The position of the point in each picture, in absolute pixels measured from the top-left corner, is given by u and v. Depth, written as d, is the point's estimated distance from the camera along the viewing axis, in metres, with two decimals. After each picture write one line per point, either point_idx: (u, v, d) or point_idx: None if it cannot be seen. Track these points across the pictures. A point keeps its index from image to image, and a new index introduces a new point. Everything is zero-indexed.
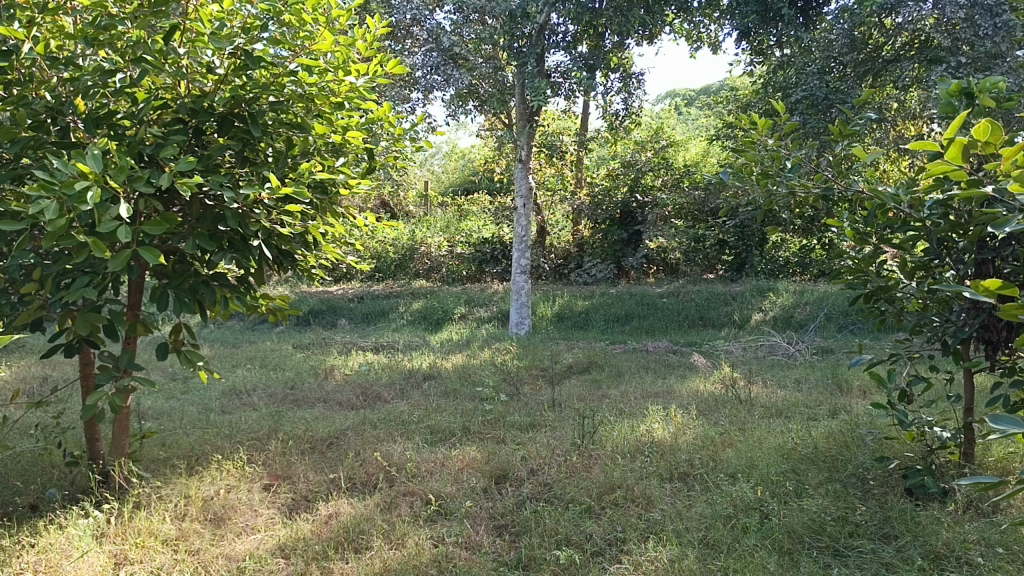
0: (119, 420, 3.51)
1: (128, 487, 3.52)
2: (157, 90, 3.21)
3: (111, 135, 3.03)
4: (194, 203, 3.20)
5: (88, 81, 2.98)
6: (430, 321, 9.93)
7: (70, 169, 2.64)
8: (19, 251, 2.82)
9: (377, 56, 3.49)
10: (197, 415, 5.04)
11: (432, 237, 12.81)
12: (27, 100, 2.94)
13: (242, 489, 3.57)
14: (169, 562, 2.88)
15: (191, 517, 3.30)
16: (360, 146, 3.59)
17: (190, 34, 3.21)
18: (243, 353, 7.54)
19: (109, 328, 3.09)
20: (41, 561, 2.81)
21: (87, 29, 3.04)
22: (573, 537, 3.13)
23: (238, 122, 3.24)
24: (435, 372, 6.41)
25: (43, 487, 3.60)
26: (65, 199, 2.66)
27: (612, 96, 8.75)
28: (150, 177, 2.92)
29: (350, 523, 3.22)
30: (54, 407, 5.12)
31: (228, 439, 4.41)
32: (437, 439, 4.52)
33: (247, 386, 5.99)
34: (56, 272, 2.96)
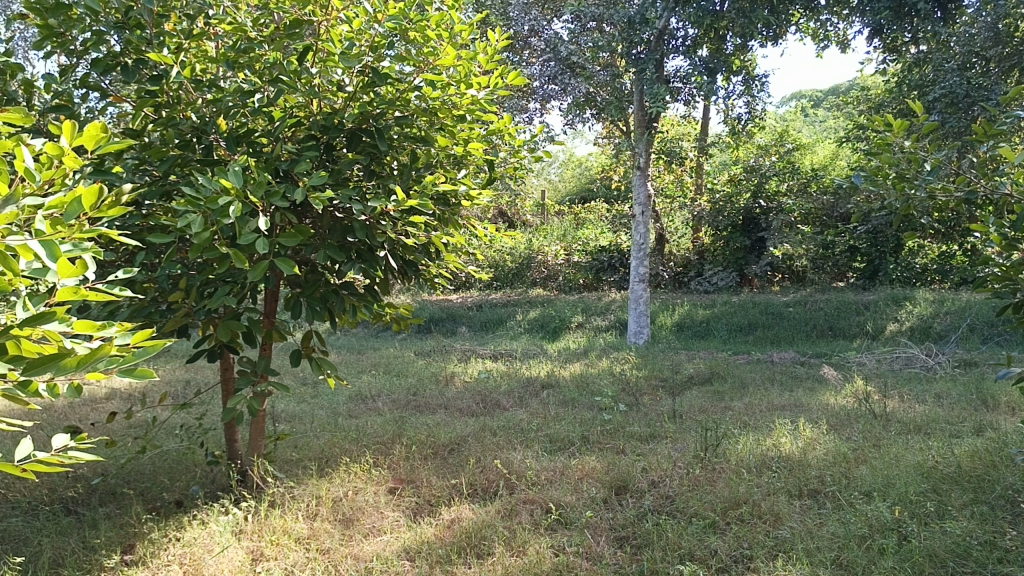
0: (255, 423, 3.69)
1: (264, 486, 3.70)
2: (292, 108, 3.38)
3: (249, 152, 3.21)
4: (325, 216, 3.34)
5: (229, 101, 3.18)
6: (548, 329, 9.95)
7: (214, 185, 2.80)
8: (168, 261, 3.03)
9: (498, 69, 3.51)
10: (326, 418, 5.24)
11: (549, 246, 12.90)
12: (175, 121, 3.17)
13: (369, 492, 3.68)
14: (302, 560, 3.00)
15: (322, 516, 3.43)
16: (480, 157, 3.62)
17: (322, 55, 3.35)
18: (368, 359, 7.80)
19: (247, 335, 3.26)
20: (185, 554, 2.98)
21: (229, 54, 3.25)
22: (697, 551, 3.07)
23: (366, 138, 3.36)
24: (553, 381, 6.43)
25: (188, 484, 3.84)
26: (210, 214, 2.83)
27: (735, 100, 8.53)
28: (285, 191, 3.07)
29: (471, 528, 3.26)
30: (197, 408, 5.45)
31: (355, 442, 4.56)
32: (557, 447, 4.53)
33: (372, 392, 6.18)
34: (201, 282, 3.15)
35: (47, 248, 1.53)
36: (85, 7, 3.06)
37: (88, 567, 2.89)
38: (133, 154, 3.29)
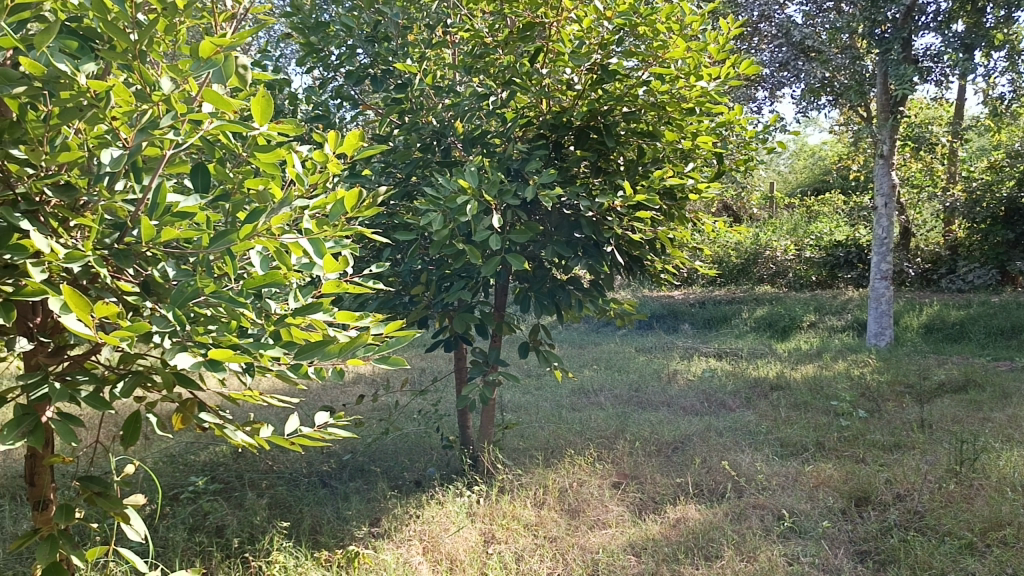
0: (486, 411, 3.87)
1: (495, 472, 3.87)
2: (523, 109, 3.48)
3: (484, 152, 3.37)
4: (555, 213, 3.44)
5: (466, 105, 3.35)
6: (776, 328, 9.49)
7: (453, 185, 2.96)
8: (411, 257, 3.25)
9: (729, 58, 3.39)
10: (551, 410, 5.37)
11: (778, 241, 12.34)
12: (418, 126, 3.40)
13: (594, 484, 3.73)
14: (531, 545, 3.10)
15: (549, 505, 3.52)
16: (710, 151, 3.46)
17: (551, 55, 3.41)
18: (590, 354, 7.90)
19: (479, 326, 3.42)
20: (424, 531, 3.19)
21: (467, 59, 3.47)
22: (951, 573, 2.81)
23: (594, 134, 3.43)
24: (784, 382, 6.15)
25: (425, 465, 4.10)
26: (449, 212, 2.99)
27: (998, 77, 7.66)
28: (517, 189, 3.18)
29: (699, 529, 3.21)
30: (432, 395, 5.81)
31: (580, 435, 4.64)
32: (789, 452, 4.33)
33: (595, 386, 6.25)
34: (439, 277, 3.35)
35: (314, 245, 1.69)
36: (341, 24, 3.39)
37: (341, 536, 3.16)
38: (380, 158, 3.57)
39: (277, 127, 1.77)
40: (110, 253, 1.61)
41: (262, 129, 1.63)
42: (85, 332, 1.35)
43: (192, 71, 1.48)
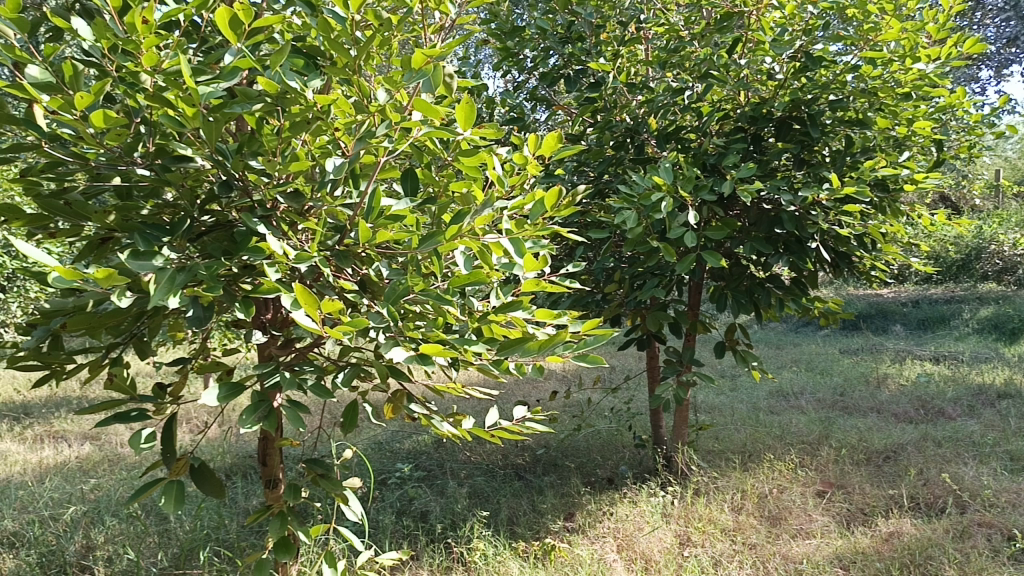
0: (680, 412, 3.81)
1: (689, 473, 3.80)
2: (720, 102, 3.40)
3: (679, 148, 3.31)
4: (753, 208, 3.31)
5: (661, 100, 3.32)
6: (1004, 330, 8.61)
7: (647, 182, 2.94)
8: (603, 255, 3.26)
9: (952, 36, 3.11)
10: (747, 412, 5.19)
11: (1006, 235, 11.20)
12: (611, 124, 3.40)
13: (795, 491, 3.57)
14: (729, 550, 3.02)
15: (747, 511, 3.41)
16: (928, 137, 3.20)
17: (751, 45, 3.32)
18: (789, 355, 7.56)
19: (673, 325, 3.37)
20: (619, 529, 3.19)
21: (662, 54, 3.40)
22: None
23: (797, 125, 3.22)
24: (1013, 390, 5.58)
25: (618, 463, 4.10)
26: (643, 209, 2.98)
27: None
28: (714, 184, 3.10)
29: (915, 544, 2.99)
30: (623, 393, 5.79)
31: (779, 439, 4.45)
32: (1020, 467, 3.92)
33: (795, 389, 5.97)
34: (632, 274, 3.34)
35: (514, 245, 1.75)
36: (536, 27, 3.45)
37: (537, 528, 3.23)
38: (573, 157, 3.61)
39: (480, 131, 1.84)
40: (332, 254, 1.75)
41: (466, 134, 1.69)
42: (312, 326, 1.47)
43: (404, 82, 1.58)
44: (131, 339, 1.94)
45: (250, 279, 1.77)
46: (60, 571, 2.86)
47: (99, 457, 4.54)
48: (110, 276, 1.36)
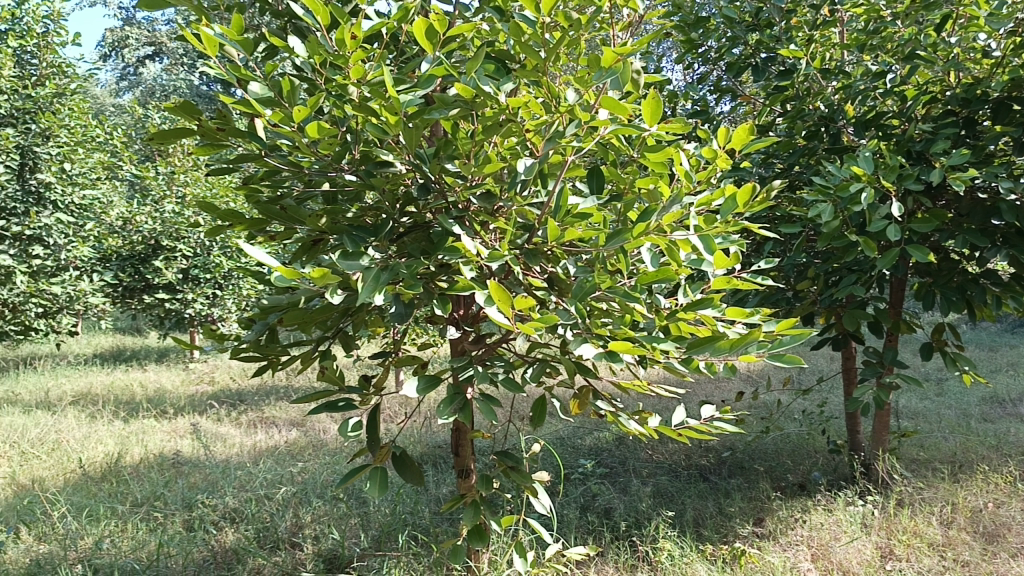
0: (880, 416, 3.58)
1: (891, 482, 3.57)
2: (926, 85, 3.16)
3: (879, 135, 3.11)
4: (966, 198, 3.05)
5: (859, 85, 3.14)
6: None
7: (844, 173, 2.79)
8: (795, 250, 3.13)
9: None
10: (956, 419, 4.80)
11: None
12: (804, 113, 3.26)
13: (1015, 507, 3.26)
14: (938, 567, 2.80)
15: (959, 525, 3.15)
16: None
17: (962, 21, 3.06)
18: (1005, 358, 6.90)
19: (873, 324, 3.17)
20: (813, 538, 3.05)
21: (860, 37, 3.22)
22: None
23: (1018, 106, 2.93)
24: None
25: (810, 468, 3.91)
26: (839, 201, 2.83)
27: None
28: (920, 173, 2.89)
29: None
30: (815, 396, 5.52)
31: (995, 450, 4.08)
32: None
33: (1013, 395, 5.45)
34: (826, 270, 3.18)
35: (704, 243, 1.72)
36: (722, 17, 3.37)
37: (725, 532, 3.15)
38: (761, 149, 3.49)
39: (666, 127, 1.82)
40: (521, 252, 1.79)
41: (653, 129, 1.68)
42: (503, 323, 1.52)
43: (594, 81, 1.59)
44: (338, 334, 2.08)
45: (446, 277, 1.85)
46: (275, 546, 3.11)
47: (304, 442, 4.90)
48: (325, 275, 1.47)
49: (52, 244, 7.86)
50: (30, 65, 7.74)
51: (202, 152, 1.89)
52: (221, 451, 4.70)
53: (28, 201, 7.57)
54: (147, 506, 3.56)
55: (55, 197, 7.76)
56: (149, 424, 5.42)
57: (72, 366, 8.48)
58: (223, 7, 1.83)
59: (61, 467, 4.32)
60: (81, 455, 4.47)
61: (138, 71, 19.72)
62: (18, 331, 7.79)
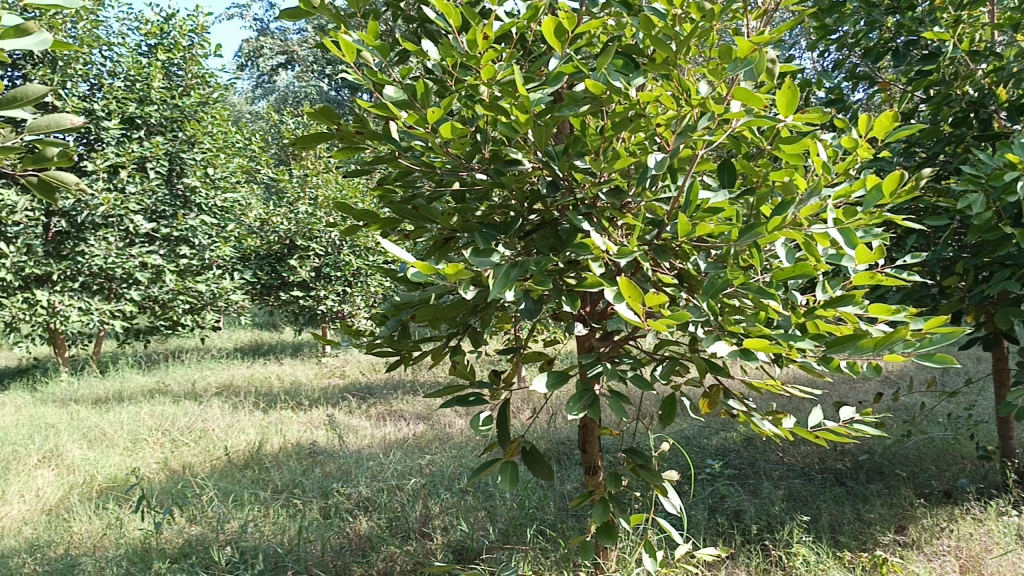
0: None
1: None
2: None
3: None
4: None
5: (1012, 67, 2.94)
6: None
7: (997, 160, 2.62)
8: (941, 244, 2.96)
9: None
10: None
11: None
12: (951, 99, 3.08)
13: None
14: None
15: None
16: None
17: None
18: None
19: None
20: (961, 549, 2.87)
21: (1014, 15, 3.01)
22: None
23: None
24: None
25: (957, 475, 3.69)
26: (991, 191, 2.66)
27: None
28: None
29: None
30: (962, 399, 5.20)
31: None
32: None
33: None
34: (976, 265, 2.99)
35: (845, 237, 1.64)
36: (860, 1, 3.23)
37: (864, 540, 3.01)
38: (903, 138, 3.32)
39: (802, 117, 1.76)
40: (650, 248, 1.78)
41: (788, 119, 1.62)
42: (633, 319, 1.50)
43: (728, 72, 1.55)
44: (468, 330, 2.13)
45: (576, 274, 1.86)
46: (406, 535, 3.20)
47: (431, 435, 5.03)
48: (458, 272, 1.49)
49: (197, 245, 8.45)
50: (177, 77, 8.25)
51: (340, 156, 1.97)
52: (353, 442, 4.89)
53: (176, 204, 8.17)
54: (286, 493, 3.74)
55: (199, 200, 8.32)
56: (287, 415, 5.70)
57: (216, 360, 9.02)
58: (359, 15, 1.90)
59: (208, 454, 4.60)
60: (225, 443, 4.75)
61: (272, 78, 20.66)
62: (168, 326, 8.35)
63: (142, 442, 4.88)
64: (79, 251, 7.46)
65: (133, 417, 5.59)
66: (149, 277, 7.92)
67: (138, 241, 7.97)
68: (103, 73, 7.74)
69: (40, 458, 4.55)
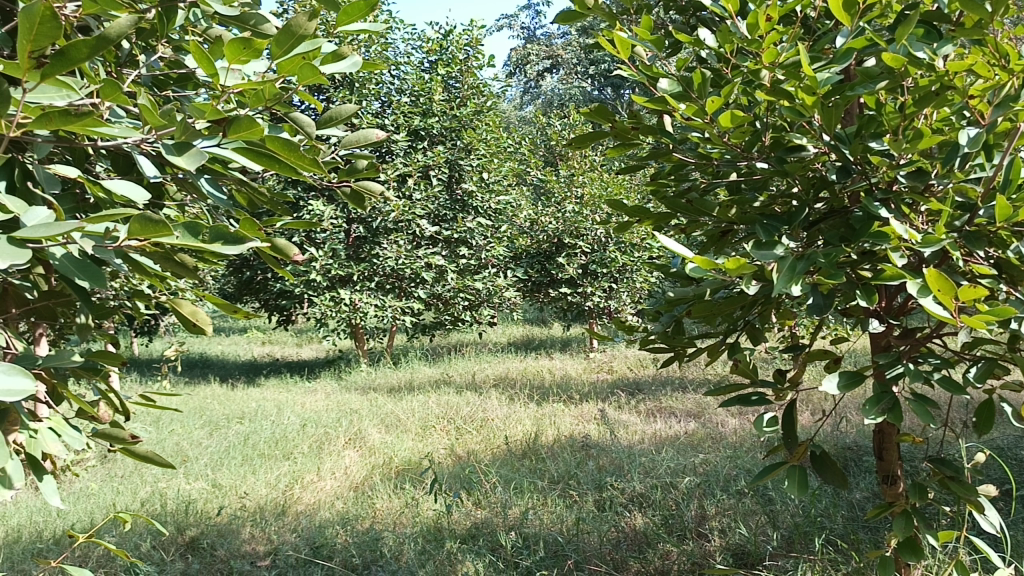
0: None
1: None
2: None
3: None
4: None
5: None
6: None
7: None
8: None
9: None
10: None
11: None
12: None
13: None
14: None
15: None
16: None
17: None
18: None
19: None
20: None
21: None
22: None
23: None
24: None
25: None
26: None
27: None
28: None
29: None
30: None
31: None
32: None
33: None
34: None
35: None
36: None
37: None
38: None
39: None
40: (960, 236, 1.59)
41: None
42: (943, 315, 1.34)
43: None
44: (746, 326, 2.05)
45: (871, 266, 1.71)
46: (682, 534, 3.15)
47: (703, 434, 4.93)
48: (741, 266, 1.39)
49: (475, 245, 8.97)
50: (454, 89, 8.81)
51: (614, 153, 1.98)
52: (625, 436, 4.92)
53: (455, 208, 8.75)
54: (563, 484, 3.85)
55: (476, 203, 8.85)
56: (560, 408, 5.88)
57: (493, 353, 9.53)
58: (633, 11, 1.90)
59: (489, 442, 4.87)
60: (504, 432, 5.00)
61: (539, 82, 21.46)
62: (451, 322, 8.97)
63: (432, 429, 5.29)
64: (374, 254, 8.25)
65: (422, 405, 6.08)
66: (434, 276, 8.57)
67: (424, 243, 8.66)
68: (392, 91, 8.48)
69: (347, 439, 5.08)
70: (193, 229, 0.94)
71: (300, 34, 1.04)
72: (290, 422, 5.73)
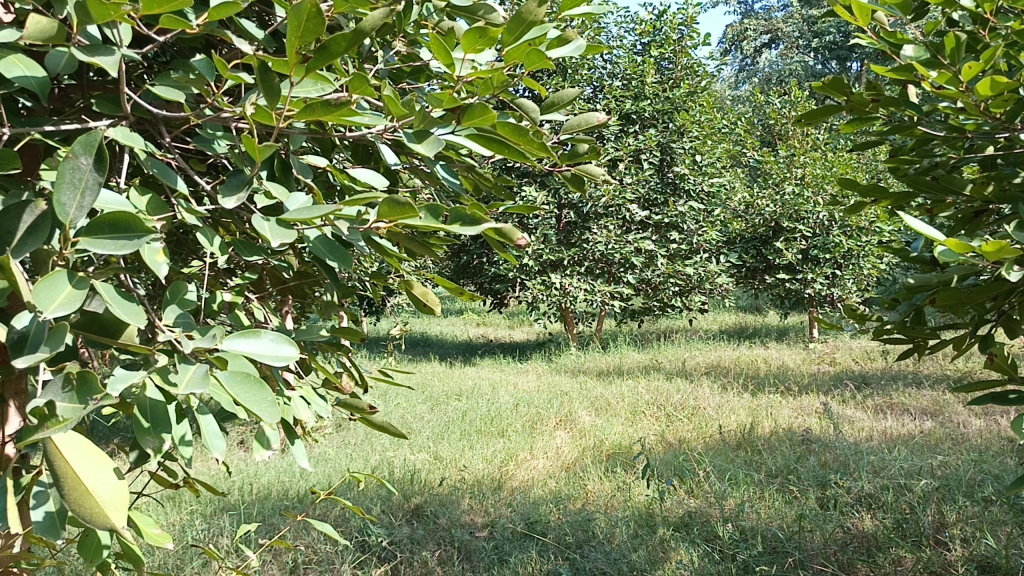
0: None
1: None
2: None
3: None
4: None
5: None
6: None
7: None
8: None
9: None
10: None
11: None
12: None
13: None
14: None
15: None
16: None
17: None
18: None
19: None
20: None
21: None
22: None
23: None
24: None
25: None
26: None
27: None
28: None
29: None
30: None
31: None
32: None
33: None
34: None
35: None
36: None
37: None
38: None
39: None
40: None
41: None
42: None
43: None
44: (1000, 317, 1.84)
45: None
46: (918, 540, 2.92)
47: (941, 433, 4.53)
48: (1001, 249, 1.22)
49: (687, 230, 8.80)
50: (668, 71, 8.65)
51: (848, 129, 1.83)
52: (849, 432, 4.63)
53: (667, 192, 8.62)
54: (782, 478, 3.69)
55: (688, 186, 8.66)
56: (776, 399, 5.63)
57: (705, 340, 9.31)
58: None
59: (702, 431, 4.77)
60: (718, 422, 4.88)
61: (755, 59, 20.56)
62: (662, 307, 8.86)
63: (642, 414, 5.26)
64: (585, 239, 8.31)
65: (632, 390, 6.07)
66: (644, 261, 8.51)
67: (635, 228, 8.60)
68: (604, 75, 8.46)
69: (558, 421, 5.17)
70: (435, 212, 0.98)
71: (530, 21, 1.06)
72: (504, 401, 5.93)
